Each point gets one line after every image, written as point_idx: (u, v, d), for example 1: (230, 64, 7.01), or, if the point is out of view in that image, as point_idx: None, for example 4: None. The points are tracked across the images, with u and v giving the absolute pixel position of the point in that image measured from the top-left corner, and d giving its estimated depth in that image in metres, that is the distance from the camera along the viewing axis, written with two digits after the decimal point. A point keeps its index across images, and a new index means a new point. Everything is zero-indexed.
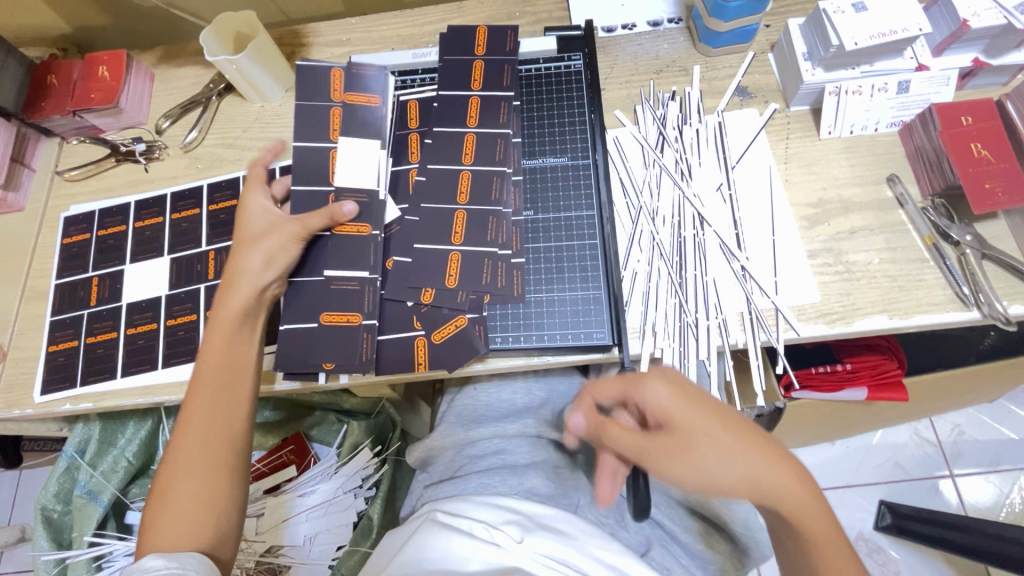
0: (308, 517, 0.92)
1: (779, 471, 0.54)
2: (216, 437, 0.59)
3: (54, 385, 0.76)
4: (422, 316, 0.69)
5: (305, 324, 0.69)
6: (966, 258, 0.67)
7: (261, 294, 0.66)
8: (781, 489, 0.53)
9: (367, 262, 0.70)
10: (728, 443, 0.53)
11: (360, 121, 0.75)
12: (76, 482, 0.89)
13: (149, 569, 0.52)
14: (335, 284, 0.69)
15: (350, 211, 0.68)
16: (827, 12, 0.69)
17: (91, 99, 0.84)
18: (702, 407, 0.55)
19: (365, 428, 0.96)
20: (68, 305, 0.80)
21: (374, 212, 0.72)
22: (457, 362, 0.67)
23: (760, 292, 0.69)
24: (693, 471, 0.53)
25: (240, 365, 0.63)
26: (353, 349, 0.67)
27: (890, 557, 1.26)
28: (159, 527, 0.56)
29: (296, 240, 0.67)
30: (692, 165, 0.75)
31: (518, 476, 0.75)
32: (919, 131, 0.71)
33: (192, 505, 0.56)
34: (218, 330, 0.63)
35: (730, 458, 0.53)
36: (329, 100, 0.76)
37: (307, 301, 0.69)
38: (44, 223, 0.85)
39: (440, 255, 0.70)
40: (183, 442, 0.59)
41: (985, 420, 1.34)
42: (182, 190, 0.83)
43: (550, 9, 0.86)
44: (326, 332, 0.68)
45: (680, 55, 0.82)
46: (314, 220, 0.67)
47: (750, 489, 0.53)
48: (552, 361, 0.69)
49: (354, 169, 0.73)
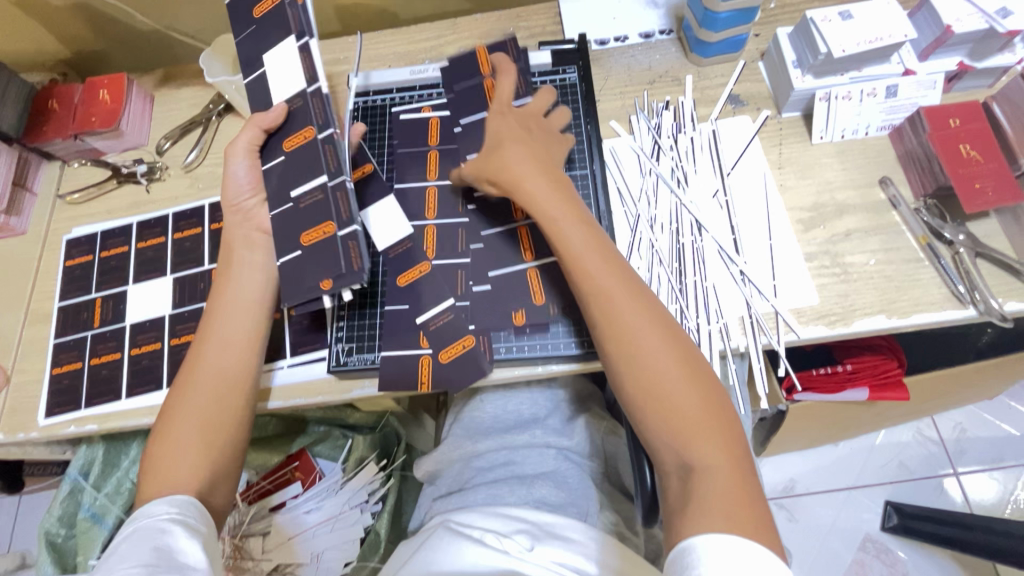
0: (316, 534, 0.92)
1: (556, 181, 0.61)
2: (224, 366, 0.62)
3: (58, 408, 0.76)
4: (430, 333, 0.69)
5: (288, 256, 0.64)
6: (960, 257, 0.68)
7: (261, 242, 0.67)
8: (550, 196, 0.60)
9: (328, 167, 0.63)
10: (517, 147, 0.63)
11: (276, 28, 0.66)
12: (80, 505, 0.89)
13: (154, 513, 0.53)
14: (305, 205, 0.64)
15: (277, 112, 0.65)
16: (814, 21, 0.71)
17: (92, 123, 0.85)
18: (519, 122, 0.66)
19: (369, 442, 0.97)
20: (71, 326, 0.80)
21: (314, 115, 0.64)
22: (465, 381, 0.67)
23: (760, 296, 0.70)
24: (492, 157, 0.63)
25: (250, 308, 0.64)
26: (335, 259, 0.62)
27: (897, 558, 1.26)
28: (165, 448, 0.58)
29: (250, 159, 0.67)
30: (689, 173, 0.76)
31: (526, 487, 0.76)
32: (908, 134, 0.72)
33: (191, 445, 0.58)
34: (243, 259, 0.66)
35: (517, 151, 0.62)
36: (246, 24, 0.68)
37: (286, 225, 0.64)
38: (46, 246, 0.86)
39: (519, 275, 0.70)
40: (190, 379, 0.61)
41: (985, 417, 1.35)
42: (184, 210, 0.84)
43: (543, 24, 0.88)
44: (309, 254, 0.63)
45: (672, 65, 0.83)
46: (243, 135, 0.66)
47: (524, 186, 0.60)
48: (579, 366, 0.68)
49: (283, 81, 0.66)
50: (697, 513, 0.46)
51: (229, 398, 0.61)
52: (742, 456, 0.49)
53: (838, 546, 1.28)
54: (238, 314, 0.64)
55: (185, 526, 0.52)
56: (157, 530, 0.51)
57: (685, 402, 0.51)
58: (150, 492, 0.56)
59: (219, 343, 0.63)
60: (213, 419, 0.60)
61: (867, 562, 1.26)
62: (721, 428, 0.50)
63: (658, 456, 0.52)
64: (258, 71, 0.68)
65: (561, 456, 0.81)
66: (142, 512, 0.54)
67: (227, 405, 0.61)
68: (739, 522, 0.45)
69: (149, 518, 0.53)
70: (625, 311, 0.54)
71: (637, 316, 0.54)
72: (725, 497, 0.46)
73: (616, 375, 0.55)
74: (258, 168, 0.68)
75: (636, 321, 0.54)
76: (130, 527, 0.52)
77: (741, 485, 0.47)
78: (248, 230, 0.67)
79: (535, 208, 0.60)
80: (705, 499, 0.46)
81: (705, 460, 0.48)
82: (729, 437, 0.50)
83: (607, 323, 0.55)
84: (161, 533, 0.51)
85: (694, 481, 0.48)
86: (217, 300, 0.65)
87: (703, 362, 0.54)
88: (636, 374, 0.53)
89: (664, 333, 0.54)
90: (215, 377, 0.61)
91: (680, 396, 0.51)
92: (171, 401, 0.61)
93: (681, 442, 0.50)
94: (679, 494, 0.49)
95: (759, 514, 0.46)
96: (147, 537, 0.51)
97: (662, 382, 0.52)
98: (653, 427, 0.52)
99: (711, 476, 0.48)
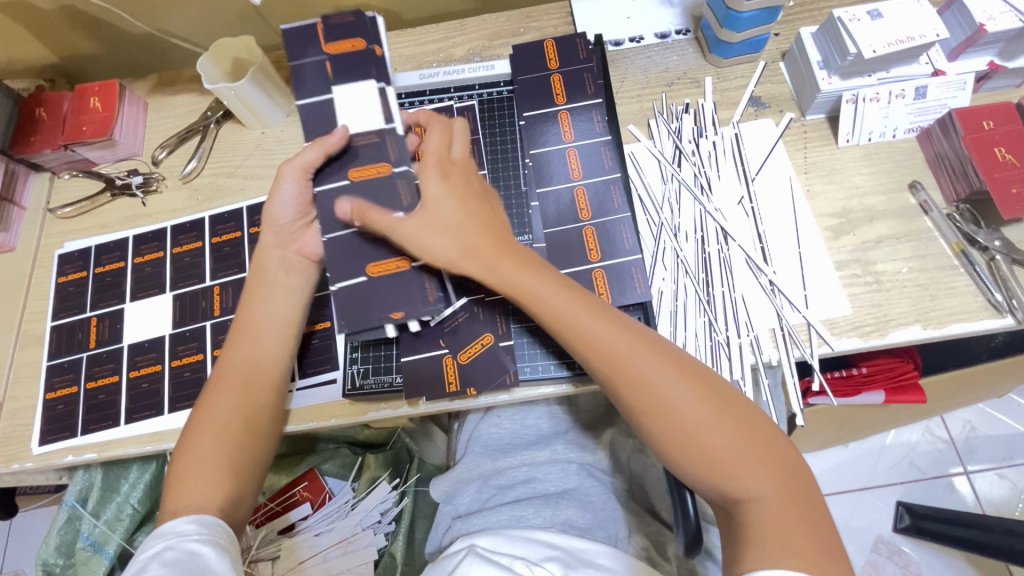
0: (327, 557, 0.88)
1: (523, 256, 0.57)
2: (247, 388, 0.60)
3: (54, 435, 0.72)
4: (447, 335, 0.65)
5: (351, 281, 0.60)
6: (996, 263, 0.66)
7: (302, 268, 0.65)
8: (532, 273, 0.56)
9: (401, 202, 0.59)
10: (476, 235, 0.57)
11: (352, 70, 0.63)
12: (79, 533, 0.85)
13: (182, 532, 0.51)
14: (355, 238, 0.61)
15: (341, 138, 0.60)
16: (841, 20, 0.68)
17: (83, 132, 0.80)
18: (473, 202, 0.58)
19: (381, 461, 0.98)
20: (65, 348, 0.76)
21: (389, 152, 0.61)
22: (488, 383, 0.64)
23: (791, 307, 0.68)
24: (460, 242, 0.57)
25: (278, 328, 0.63)
26: (413, 289, 0.60)
27: (910, 559, 1.24)
28: (188, 469, 0.56)
29: (301, 180, 0.60)
30: (712, 178, 0.74)
31: (552, 507, 0.74)
32: (938, 137, 0.70)
33: (215, 461, 0.56)
34: (275, 285, 0.64)
35: (482, 236, 0.57)
36: (312, 55, 0.63)
37: (354, 250, 0.60)
38: (37, 262, 0.81)
39: (583, 276, 0.67)
40: (213, 398, 0.59)
41: (994, 415, 1.34)
42: (183, 224, 0.80)
43: (555, 23, 0.84)
44: (376, 286, 0.60)
45: (691, 66, 0.80)
46: (304, 154, 0.59)
47: (500, 269, 0.56)
48: (575, 388, 0.66)
49: (356, 116, 0.62)
50: (753, 551, 0.45)
51: (256, 417, 0.60)
52: (788, 478, 0.48)
53: (851, 547, 1.27)
54: (271, 335, 0.63)
55: (217, 548, 0.51)
56: (187, 553, 0.50)
57: (717, 438, 0.49)
58: (175, 506, 0.54)
59: (242, 362, 0.61)
60: (240, 436, 0.58)
61: (880, 564, 1.24)
62: (763, 456, 0.48)
63: (703, 491, 0.51)
64: (319, 99, 0.62)
65: (583, 472, 0.79)
66: (170, 527, 0.52)
67: (254, 424, 0.59)
68: (796, 554, 0.43)
69: (178, 538, 0.51)
70: (637, 364, 0.52)
71: (654, 366, 0.52)
72: (779, 530, 0.45)
73: (637, 423, 0.53)
74: (306, 191, 0.62)
75: (649, 372, 0.52)
76: (158, 543, 0.51)
77: (794, 513, 0.46)
78: (286, 253, 0.64)
79: (513, 290, 0.56)
80: (762, 534, 0.45)
81: (751, 492, 0.47)
82: (771, 464, 0.48)
83: (618, 381, 0.53)
84: (191, 556, 0.50)
85: (743, 513, 0.47)
86: (243, 317, 0.63)
87: (727, 391, 0.52)
88: (664, 424, 0.51)
89: (686, 374, 0.52)
90: (242, 394, 0.60)
91: (714, 434, 0.49)
92: (194, 416, 0.59)
93: (724, 476, 0.48)
94: (733, 531, 0.48)
95: (820, 538, 0.45)
96: (178, 560, 0.49)
97: (695, 421, 0.50)
98: (695, 471, 0.50)
99: (760, 506, 0.47)
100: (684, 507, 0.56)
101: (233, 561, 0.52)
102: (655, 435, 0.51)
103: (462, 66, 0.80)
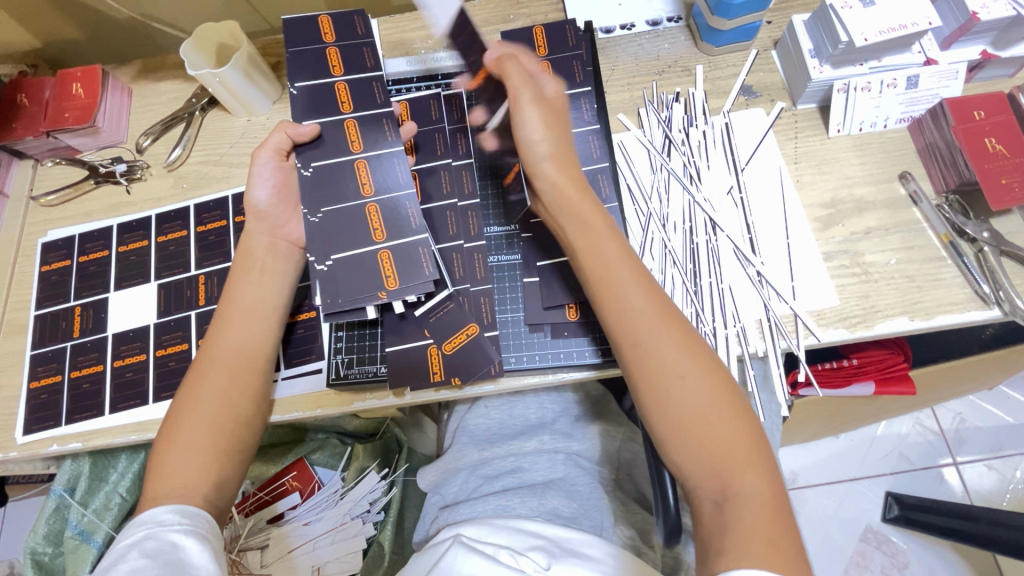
0: (317, 546, 0.91)
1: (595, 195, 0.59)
2: (234, 376, 0.60)
3: (39, 424, 0.72)
4: (432, 326, 0.65)
5: (342, 254, 0.60)
6: (984, 255, 0.66)
7: (287, 253, 0.65)
8: (591, 226, 0.58)
9: (398, 178, 0.62)
10: (558, 168, 0.59)
11: (350, 57, 0.66)
12: (66, 522, 0.85)
13: (165, 521, 0.51)
14: (341, 218, 0.61)
15: (310, 131, 0.62)
16: (833, 8, 0.67)
17: (65, 119, 0.79)
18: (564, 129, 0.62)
19: (370, 450, 0.95)
20: (49, 337, 0.75)
21: (387, 132, 0.64)
22: (471, 374, 0.64)
23: (778, 298, 0.67)
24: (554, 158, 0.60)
25: (267, 313, 0.63)
26: (415, 264, 0.60)
27: (898, 548, 1.25)
28: (172, 454, 0.56)
29: (276, 161, 0.63)
30: (702, 169, 0.73)
31: (538, 497, 0.74)
32: (929, 126, 0.70)
33: (200, 447, 0.56)
34: (258, 271, 0.63)
35: (561, 173, 0.59)
36: (313, 40, 0.66)
37: (357, 224, 0.61)
38: (20, 251, 0.80)
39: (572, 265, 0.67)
40: (202, 381, 0.59)
41: (985, 407, 1.34)
42: (168, 212, 0.79)
43: (545, 10, 0.83)
44: (365, 262, 0.60)
45: (682, 55, 0.79)
46: (272, 138, 0.62)
47: (574, 208, 0.58)
48: (569, 377, 0.66)
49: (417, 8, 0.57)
50: (733, 544, 0.45)
51: (244, 404, 0.59)
52: (776, 482, 0.48)
53: (840, 537, 1.28)
54: (258, 320, 0.62)
55: (199, 540, 0.51)
56: (169, 544, 0.50)
57: (716, 425, 0.49)
58: (157, 493, 0.54)
59: (232, 347, 0.61)
60: (227, 424, 0.58)
61: (868, 554, 1.25)
62: (756, 456, 0.49)
63: (691, 482, 0.50)
64: (313, 81, 0.65)
65: (569, 463, 0.80)
66: (151, 516, 0.52)
67: (237, 410, 0.59)
68: (770, 556, 0.44)
69: (161, 527, 0.51)
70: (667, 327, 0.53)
71: (679, 337, 0.53)
72: (763, 534, 0.45)
73: (641, 398, 0.53)
74: (284, 172, 0.65)
75: (672, 339, 0.53)
76: (139, 531, 0.51)
77: (780, 518, 0.46)
78: (274, 239, 0.65)
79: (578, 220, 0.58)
80: (743, 529, 0.45)
81: (741, 487, 0.47)
82: (766, 465, 0.49)
83: (639, 349, 0.53)
84: (172, 547, 0.50)
85: (729, 509, 0.47)
86: (231, 303, 0.62)
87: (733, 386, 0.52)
88: (669, 399, 0.51)
89: (702, 357, 0.52)
90: (230, 380, 0.59)
91: (715, 418, 0.50)
92: (180, 400, 0.59)
93: (721, 469, 0.48)
94: (713, 522, 0.47)
95: (795, 545, 0.45)
96: (159, 551, 0.49)
97: (701, 406, 0.50)
98: (689, 455, 0.50)
99: (749, 504, 0.47)
100: (665, 500, 0.56)
101: (216, 550, 0.52)
102: (662, 406, 0.51)
103: (450, 52, 0.78)
